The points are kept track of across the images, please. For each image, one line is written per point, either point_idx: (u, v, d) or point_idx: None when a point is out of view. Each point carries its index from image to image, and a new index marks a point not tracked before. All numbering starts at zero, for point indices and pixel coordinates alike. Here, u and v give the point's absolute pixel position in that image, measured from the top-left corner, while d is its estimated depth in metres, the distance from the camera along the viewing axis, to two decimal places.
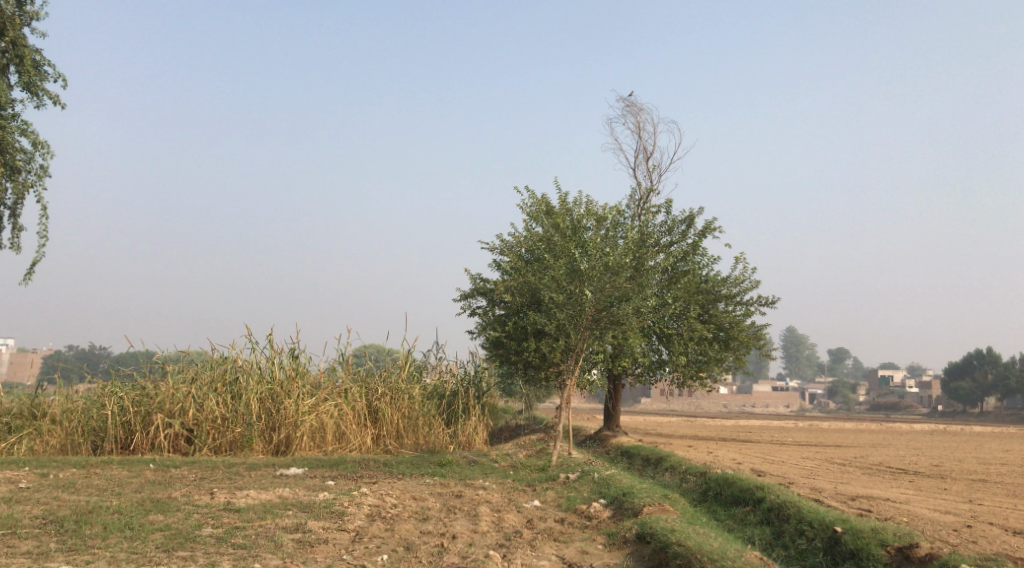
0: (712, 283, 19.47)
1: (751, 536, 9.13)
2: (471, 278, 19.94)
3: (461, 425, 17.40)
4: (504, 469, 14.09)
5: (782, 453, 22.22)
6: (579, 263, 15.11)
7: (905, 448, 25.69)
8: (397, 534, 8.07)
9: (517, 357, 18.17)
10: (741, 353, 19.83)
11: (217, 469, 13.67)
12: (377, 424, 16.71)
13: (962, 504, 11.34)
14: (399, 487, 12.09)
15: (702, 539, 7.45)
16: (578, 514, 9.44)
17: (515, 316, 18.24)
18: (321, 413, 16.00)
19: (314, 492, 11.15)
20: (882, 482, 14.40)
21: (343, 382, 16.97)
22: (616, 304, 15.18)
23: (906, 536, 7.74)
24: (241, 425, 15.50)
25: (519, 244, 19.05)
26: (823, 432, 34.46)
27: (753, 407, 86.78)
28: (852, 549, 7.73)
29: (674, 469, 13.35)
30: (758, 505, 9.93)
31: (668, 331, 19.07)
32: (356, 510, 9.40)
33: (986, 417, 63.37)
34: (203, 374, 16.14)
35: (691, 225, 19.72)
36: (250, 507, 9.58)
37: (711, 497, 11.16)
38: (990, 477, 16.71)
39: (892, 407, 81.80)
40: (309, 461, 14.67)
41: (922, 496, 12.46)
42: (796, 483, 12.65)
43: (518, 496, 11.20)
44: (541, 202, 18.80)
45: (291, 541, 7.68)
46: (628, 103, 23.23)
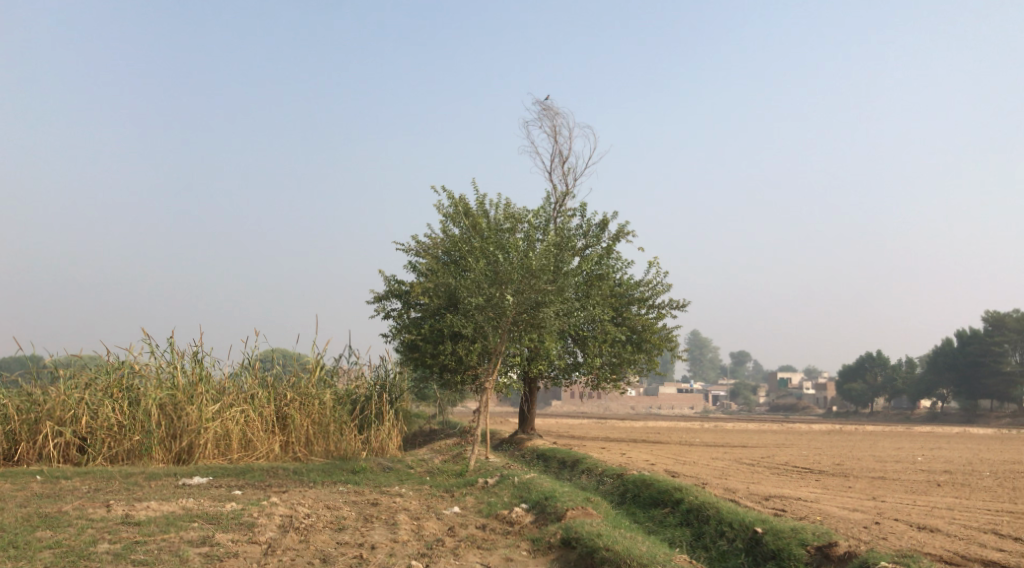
0: (626, 286, 19.66)
1: (672, 537, 9.13)
2: (385, 279, 19.52)
3: (374, 431, 16.91)
4: (420, 475, 13.79)
5: (692, 453, 22.65)
6: (499, 265, 14.95)
7: (805, 448, 26.58)
8: (313, 546, 7.67)
9: (433, 361, 17.87)
10: (653, 355, 20.09)
11: (114, 479, 12.86)
12: (285, 431, 16.12)
13: (868, 501, 11.71)
14: (311, 496, 11.63)
15: (629, 543, 7.35)
16: (499, 519, 9.25)
17: (430, 318, 17.95)
18: (226, 420, 15.35)
19: (220, 503, 10.57)
20: (790, 481, 14.77)
21: (249, 387, 16.26)
22: (536, 307, 15.10)
23: (824, 535, 7.86)
24: (140, 433, 14.64)
25: (436, 246, 18.77)
26: (727, 433, 35.34)
27: (660, 409, 88.64)
28: (773, 550, 7.80)
29: (590, 471, 13.32)
30: (677, 507, 9.95)
31: (583, 334, 19.13)
32: (267, 521, 8.92)
33: (877, 417, 66.49)
34: (97, 379, 15.19)
35: (605, 229, 19.86)
36: (152, 520, 8.97)
37: (629, 498, 11.14)
38: (888, 475, 17.43)
39: (790, 408, 84.99)
40: (213, 470, 13.96)
41: (829, 494, 12.82)
42: (710, 483, 12.81)
43: (437, 502, 10.91)
44: (459, 203, 18.57)
45: (197, 555, 7.18)
46: (544, 106, 23.21)
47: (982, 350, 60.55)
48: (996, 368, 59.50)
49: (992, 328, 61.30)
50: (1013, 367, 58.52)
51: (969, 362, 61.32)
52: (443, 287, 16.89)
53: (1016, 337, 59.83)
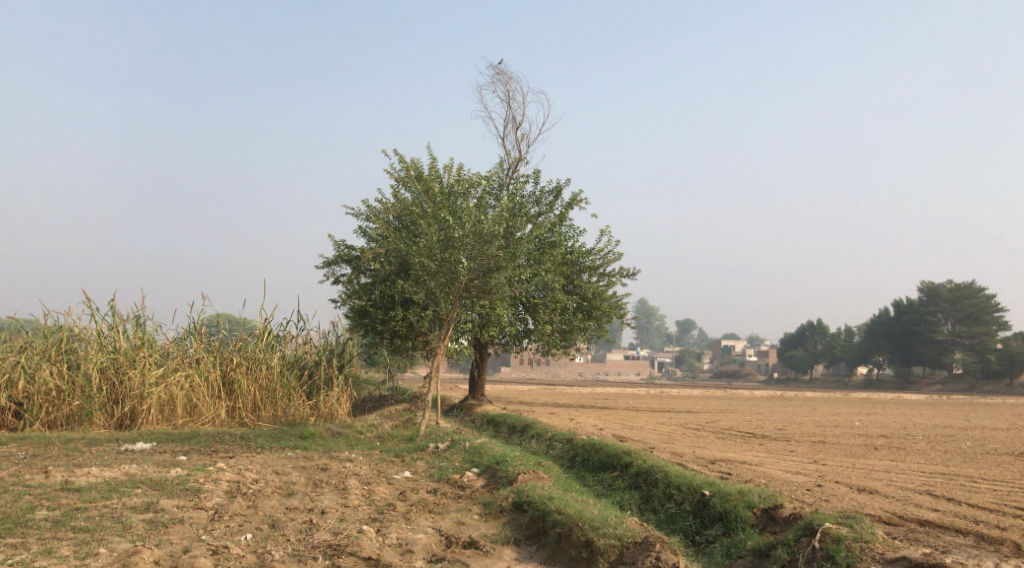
0: (577, 254, 19.69)
1: (621, 501, 9.25)
2: (334, 244, 19.21)
3: (323, 397, 16.75)
4: (370, 440, 13.73)
5: (639, 419, 22.99)
6: (451, 231, 14.79)
7: (748, 414, 27.19)
8: (261, 511, 7.55)
9: (383, 327, 17.72)
10: (604, 323, 20.22)
11: (53, 445, 12.51)
12: (232, 397, 15.86)
13: (810, 465, 12.03)
14: (259, 461, 11.47)
15: (580, 507, 7.40)
16: (450, 483, 9.25)
17: (381, 284, 17.75)
18: (170, 385, 15.01)
19: (164, 468, 10.35)
20: (735, 445, 15.09)
21: (195, 352, 15.91)
22: (488, 274, 15.03)
23: (769, 497, 8.04)
24: (80, 398, 14.24)
25: (387, 211, 18.50)
26: (673, 398, 35.94)
27: (607, 375, 89.81)
28: (720, 512, 7.96)
29: (540, 436, 13.41)
30: (626, 470, 10.07)
31: (535, 301, 19.15)
32: (213, 487, 8.76)
33: (816, 384, 68.40)
34: (34, 342, 14.69)
35: (558, 196, 19.81)
36: (93, 486, 8.74)
37: (578, 463, 11.25)
38: (828, 439, 17.95)
39: (733, 375, 86.85)
40: (157, 436, 13.67)
41: (773, 458, 13.14)
42: (658, 448, 13.01)
43: (387, 467, 10.86)
44: (411, 167, 18.30)
45: (141, 522, 7.01)
46: (498, 70, 22.92)
47: (917, 319, 62.57)
48: (929, 336, 61.67)
49: (927, 298, 63.35)
50: (945, 336, 60.70)
51: (904, 330, 63.35)
52: (394, 252, 16.69)
53: (949, 307, 61.93)
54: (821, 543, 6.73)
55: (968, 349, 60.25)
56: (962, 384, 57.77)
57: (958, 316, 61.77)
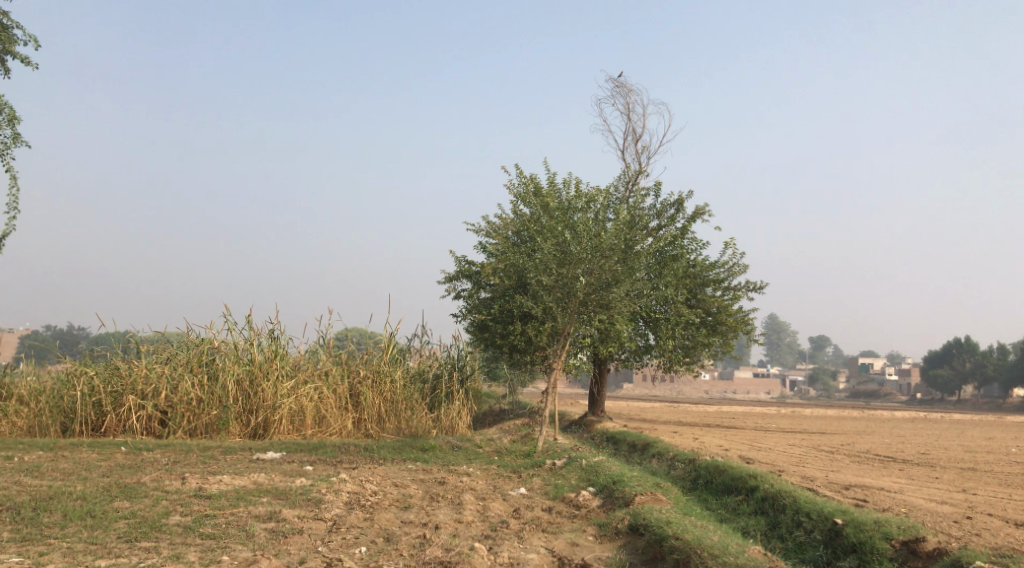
0: (700, 267, 19.12)
1: (745, 527, 8.79)
2: (455, 260, 19.49)
3: (444, 410, 16.95)
4: (489, 454, 13.75)
5: (767, 439, 22.02)
6: (569, 245, 14.67)
7: (888, 436, 25.53)
8: (377, 524, 7.63)
9: (502, 342, 17.78)
10: (729, 338, 19.52)
11: (192, 452, 13.21)
12: (358, 408, 16.29)
13: (957, 494, 11.07)
14: (380, 473, 11.69)
15: (700, 532, 7.06)
16: (566, 502, 9.08)
17: (501, 299, 17.83)
18: (300, 396, 15.58)
19: (290, 478, 10.69)
20: (873, 470, 14.14)
21: (323, 365, 16.47)
22: (606, 288, 14.79)
23: (910, 529, 7.41)
24: (217, 408, 15.01)
25: (506, 227, 18.61)
26: (805, 419, 34.29)
27: (734, 392, 87.05)
28: (854, 543, 7.40)
29: (661, 455, 13.01)
30: (752, 495, 9.58)
31: (656, 316, 18.72)
32: (334, 498, 8.95)
33: (965, 406, 63.64)
34: (178, 354, 15.62)
35: (680, 209, 19.34)
36: (223, 493, 9.11)
37: (701, 484, 10.81)
38: (978, 466, 16.54)
39: (871, 394, 82.26)
40: (287, 446, 14.20)
41: (915, 485, 12.20)
42: (787, 471, 12.34)
43: (504, 483, 10.81)
44: (529, 182, 18.34)
45: (264, 531, 7.23)
46: (618, 82, 22.79)
47: None
48: None
49: None
50: None
51: None
52: (512, 268, 16.75)
53: None
54: None
55: None
56: None
57: None
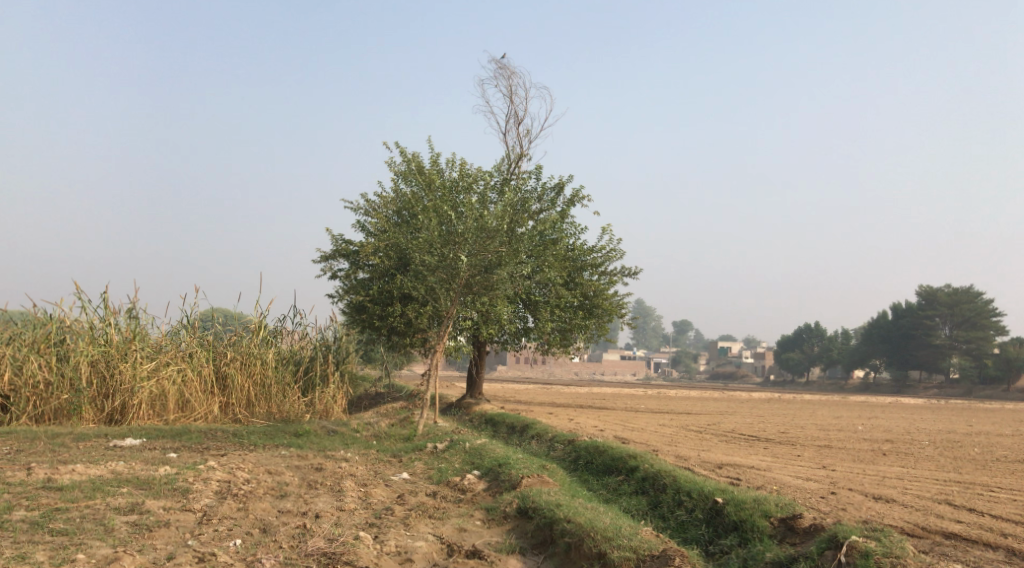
0: (579, 251, 19.32)
1: (627, 507, 8.88)
2: (332, 238, 18.82)
3: (318, 394, 16.33)
4: (366, 439, 13.36)
5: (639, 420, 22.62)
6: (453, 225, 14.40)
7: (748, 416, 26.79)
8: (252, 514, 7.15)
9: (381, 323, 17.32)
10: (604, 321, 19.84)
11: (39, 440, 12.10)
12: (225, 392, 15.47)
13: (820, 471, 11.67)
14: (251, 459, 11.09)
15: (591, 515, 7.02)
16: (450, 487, 8.88)
17: (380, 279, 17.35)
18: (162, 379, 14.62)
19: (153, 466, 9.95)
20: (739, 449, 14.73)
21: (188, 346, 15.49)
22: (490, 270, 14.63)
23: (787, 506, 7.68)
24: (68, 392, 13.85)
25: (386, 205, 18.12)
26: (669, 400, 35.49)
27: (603, 374, 89.44)
28: (735, 521, 7.60)
29: (540, 437, 13.03)
30: (632, 474, 9.70)
31: (535, 299, 18.77)
32: (203, 487, 8.36)
33: (813, 387, 67.93)
34: (23, 334, 14.29)
35: (560, 193, 19.44)
36: (76, 484, 8.34)
37: (582, 465, 10.86)
38: (833, 444, 17.55)
39: (729, 376, 86.70)
40: (148, 432, 13.27)
41: (781, 463, 12.78)
42: (662, 450, 12.64)
43: (384, 468, 10.49)
44: (412, 160, 17.92)
45: (125, 525, 6.61)
46: (499, 64, 22.57)
47: (915, 323, 62.21)
48: (926, 341, 61.13)
49: (925, 302, 62.95)
50: (943, 341, 60.27)
51: (903, 334, 63.08)
52: (394, 247, 16.31)
53: (947, 311, 61.58)
54: (847, 557, 6.38)
55: (966, 354, 60.02)
56: (959, 389, 57.50)
57: (955, 321, 61.38)
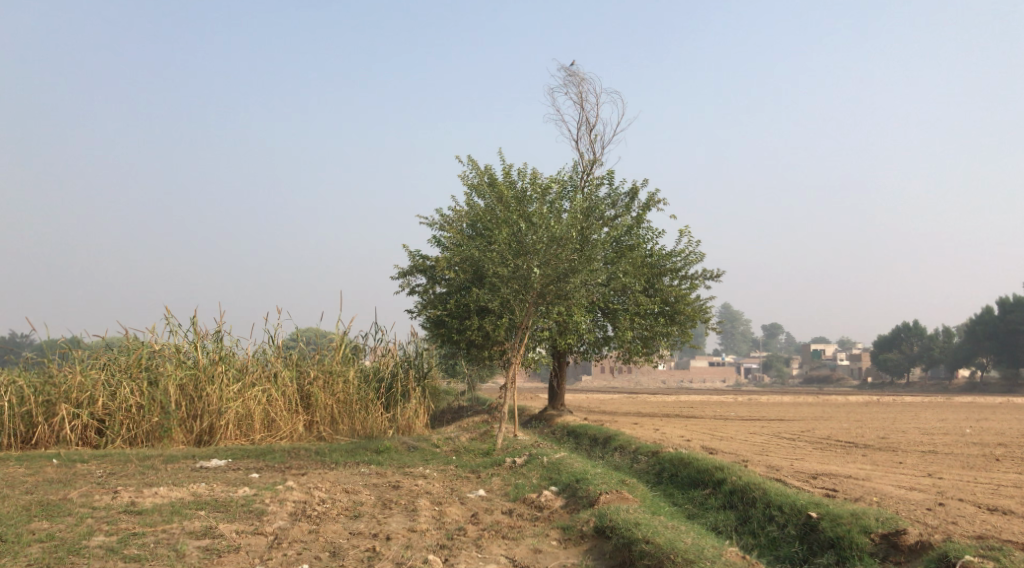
0: (657, 256, 18.76)
1: (714, 523, 8.40)
2: (409, 254, 18.86)
3: (400, 409, 16.31)
4: (446, 454, 13.21)
5: (728, 428, 21.78)
6: (524, 236, 14.16)
7: (844, 421, 25.51)
8: (323, 537, 7.02)
9: (459, 337, 17.22)
10: (687, 328, 19.21)
11: (130, 462, 12.40)
12: (309, 410, 15.61)
13: (925, 479, 10.85)
14: (330, 478, 11.06)
15: (672, 535, 6.61)
16: (527, 504, 8.60)
17: (456, 293, 17.27)
18: (248, 399, 14.85)
19: (233, 487, 10.00)
20: (835, 457, 13.93)
21: (272, 366, 15.70)
22: (564, 279, 14.32)
23: (890, 521, 7.06)
24: (158, 414, 14.19)
25: (460, 219, 18.05)
26: (761, 406, 34.28)
27: (690, 381, 87.57)
28: (831, 538, 7.05)
29: (623, 449, 12.59)
30: (720, 488, 9.18)
31: (614, 307, 18.33)
32: (278, 509, 8.31)
33: (915, 389, 64.66)
34: (116, 359, 14.75)
35: (635, 197, 18.97)
36: (157, 508, 8.42)
37: (666, 478, 10.39)
38: (939, 449, 16.43)
39: (823, 380, 83.57)
40: (233, 452, 13.46)
41: (881, 471, 11.98)
42: (751, 461, 12.01)
43: (461, 485, 10.26)
44: (485, 173, 17.81)
45: (196, 550, 6.58)
46: (570, 71, 22.23)
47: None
48: None
49: None
50: None
51: (1010, 331, 59.40)
52: (468, 260, 16.21)
53: None
54: None
55: None
56: None
57: None
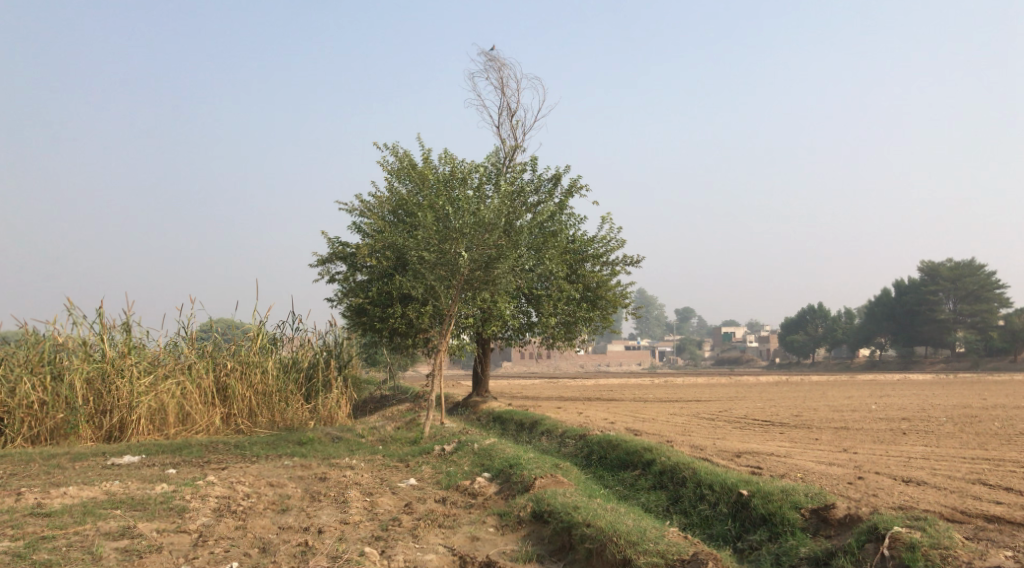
0: (580, 242, 18.86)
1: (645, 504, 8.47)
2: (328, 241, 18.40)
3: (322, 400, 15.92)
4: (372, 444, 12.95)
5: (649, 410, 22.14)
6: (449, 221, 13.95)
7: (757, 400, 26.35)
8: (251, 533, 6.73)
9: (382, 325, 16.89)
10: (608, 313, 19.40)
11: (34, 462, 11.69)
12: (226, 403, 15.06)
13: (841, 454, 11.25)
14: (253, 472, 10.68)
15: (611, 517, 6.62)
16: (460, 491, 8.48)
17: (378, 280, 16.95)
18: (161, 393, 14.21)
19: (149, 485, 9.52)
20: (754, 435, 14.32)
21: (186, 358, 15.08)
22: (490, 264, 14.20)
23: (818, 495, 7.27)
24: (64, 410, 13.43)
25: (381, 205, 17.69)
26: (677, 387, 35.14)
27: (608, 365, 89.05)
28: (763, 514, 7.21)
29: (551, 433, 12.61)
30: (649, 469, 9.27)
31: (537, 293, 18.32)
32: (200, 505, 7.95)
33: (821, 368, 67.39)
34: (16, 353, 13.87)
35: (557, 183, 18.99)
36: (66, 509, 7.93)
37: (595, 461, 10.44)
38: (849, 425, 17.11)
39: (734, 361, 86.22)
40: (147, 448, 12.87)
41: (799, 447, 12.35)
42: (676, 441, 12.20)
43: (390, 475, 10.05)
44: (405, 158, 17.49)
45: (114, 551, 6.21)
46: (491, 57, 22.01)
47: (918, 298, 61.68)
48: (931, 316, 60.60)
49: (928, 278, 62.48)
50: (948, 315, 59.83)
51: (907, 311, 62.49)
52: (390, 247, 15.90)
53: (950, 286, 61.06)
54: (891, 551, 5.98)
55: (971, 327, 59.62)
56: (966, 362, 56.96)
57: (960, 294, 60.94)
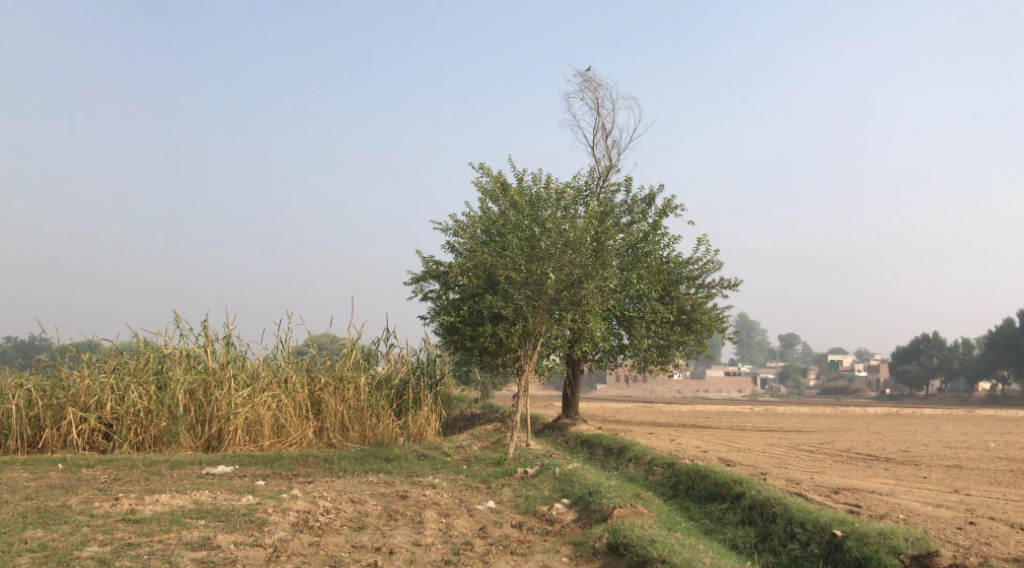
0: (674, 264, 18.41)
1: (732, 539, 8.06)
2: (423, 260, 18.63)
3: (411, 416, 16.03)
4: (457, 463, 12.89)
5: (745, 439, 21.33)
6: (537, 241, 13.86)
7: (865, 432, 25.02)
8: (324, 551, 6.74)
9: (472, 344, 16.90)
10: (703, 337, 18.83)
11: (136, 468, 12.20)
12: (319, 417, 15.35)
13: (952, 495, 10.45)
14: (337, 487, 10.78)
15: (688, 553, 6.31)
16: (538, 517, 8.30)
17: (469, 299, 17.00)
18: (257, 405, 14.62)
19: (236, 496, 9.74)
20: (857, 470, 13.50)
21: (283, 371, 15.49)
22: (578, 284, 14.01)
23: (920, 541, 6.74)
24: (166, 419, 13.96)
25: (474, 224, 17.78)
26: (779, 416, 33.85)
27: (706, 391, 86.79)
28: (857, 558, 6.73)
29: (638, 459, 12.25)
30: (738, 502, 8.83)
31: (629, 315, 17.97)
32: (280, 519, 8.05)
33: (937, 401, 63.68)
34: (126, 363, 14.55)
35: (651, 203, 18.65)
36: (155, 517, 8.17)
37: (682, 491, 10.05)
38: (964, 463, 15.97)
39: (841, 391, 82.56)
40: (241, 458, 13.22)
41: (905, 486, 11.57)
42: (770, 473, 11.64)
43: (470, 496, 9.94)
44: (498, 179, 17.51)
45: (191, 562, 6.34)
46: (586, 77, 21.97)
47: None
48: None
49: None
50: None
51: None
52: (481, 266, 15.93)
53: None
54: None
55: None
56: None
57: None
